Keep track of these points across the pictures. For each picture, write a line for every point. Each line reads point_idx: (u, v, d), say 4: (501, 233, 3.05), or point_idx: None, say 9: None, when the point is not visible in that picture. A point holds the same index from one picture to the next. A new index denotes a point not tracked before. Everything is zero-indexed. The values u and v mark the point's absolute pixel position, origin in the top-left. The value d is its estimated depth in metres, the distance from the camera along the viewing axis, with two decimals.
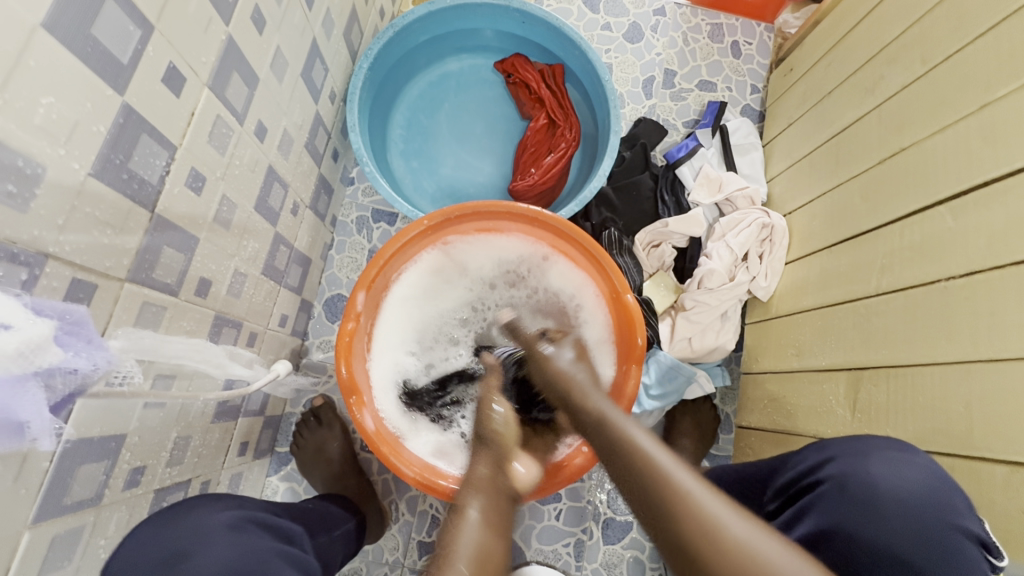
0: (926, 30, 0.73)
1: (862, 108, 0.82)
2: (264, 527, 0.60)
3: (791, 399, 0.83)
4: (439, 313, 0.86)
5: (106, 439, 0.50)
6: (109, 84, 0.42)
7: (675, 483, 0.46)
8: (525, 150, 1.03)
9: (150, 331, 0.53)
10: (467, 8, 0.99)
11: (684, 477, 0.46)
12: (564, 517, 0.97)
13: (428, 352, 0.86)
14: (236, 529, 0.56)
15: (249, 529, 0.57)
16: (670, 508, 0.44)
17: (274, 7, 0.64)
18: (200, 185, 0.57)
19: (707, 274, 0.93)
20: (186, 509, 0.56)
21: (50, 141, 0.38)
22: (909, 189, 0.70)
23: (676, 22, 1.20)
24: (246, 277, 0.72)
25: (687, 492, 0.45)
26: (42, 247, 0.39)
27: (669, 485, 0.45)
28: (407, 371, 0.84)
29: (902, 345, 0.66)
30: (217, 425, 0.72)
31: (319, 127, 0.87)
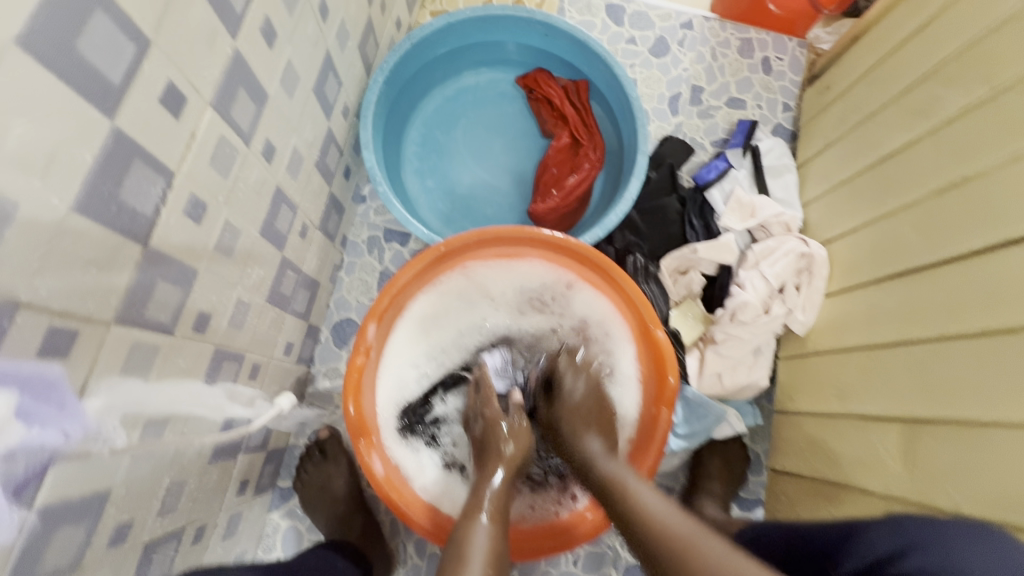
0: (990, 51, 0.67)
1: (914, 133, 0.76)
2: None
3: (834, 445, 0.77)
4: (452, 333, 0.79)
5: (87, 499, 0.45)
6: (97, 106, 0.37)
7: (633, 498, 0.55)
8: (546, 170, 0.98)
9: (140, 379, 0.47)
10: (488, 20, 0.94)
11: (638, 488, 0.56)
12: (582, 563, 0.91)
13: (436, 373, 0.78)
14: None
15: None
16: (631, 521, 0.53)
17: (287, 19, 0.59)
18: (200, 214, 0.52)
19: (741, 306, 0.87)
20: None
21: (24, 172, 0.33)
22: (976, 224, 0.64)
23: (703, 37, 1.15)
24: (250, 306, 0.67)
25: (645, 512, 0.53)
26: (12, 294, 0.34)
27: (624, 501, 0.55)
28: (410, 392, 0.76)
29: (970, 398, 0.59)
30: (215, 466, 0.67)
31: (331, 143, 0.82)
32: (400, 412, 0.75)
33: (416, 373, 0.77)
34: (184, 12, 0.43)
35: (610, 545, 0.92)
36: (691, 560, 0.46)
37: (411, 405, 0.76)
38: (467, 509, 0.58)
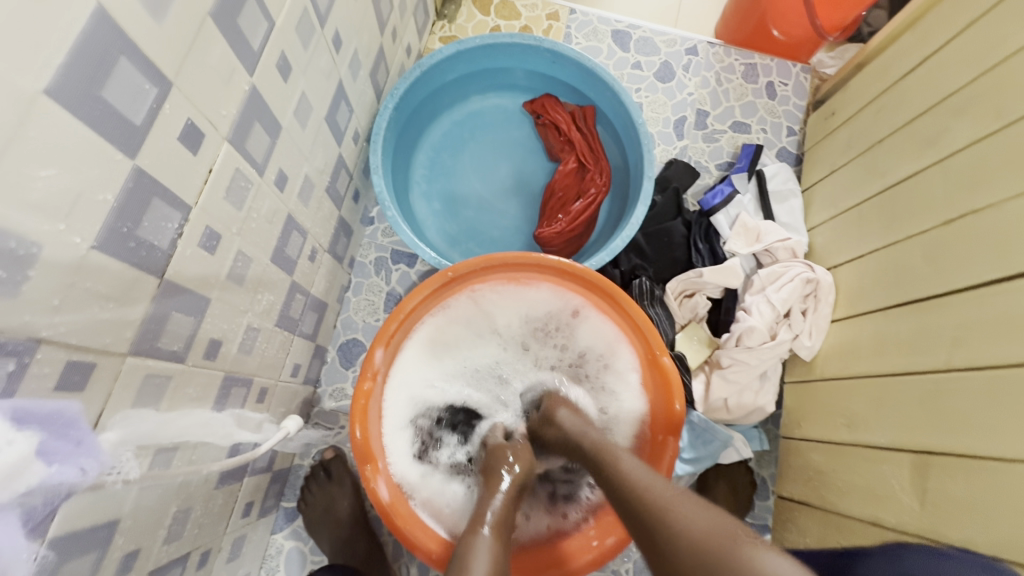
0: (995, 85, 0.68)
1: (920, 162, 0.77)
2: None
3: (842, 474, 0.76)
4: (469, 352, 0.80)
5: (97, 529, 0.45)
6: (120, 147, 0.38)
7: (614, 467, 0.56)
8: (553, 195, 0.99)
9: (151, 409, 0.48)
10: (497, 48, 0.96)
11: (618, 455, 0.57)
12: None
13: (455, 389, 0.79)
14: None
15: None
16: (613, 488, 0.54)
17: (302, 52, 0.61)
18: (214, 244, 0.53)
19: (747, 331, 0.87)
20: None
21: (47, 216, 0.34)
22: (982, 256, 0.64)
23: (708, 62, 1.16)
24: (259, 331, 0.68)
25: (623, 474, 0.54)
26: (33, 332, 0.35)
27: (606, 470, 0.56)
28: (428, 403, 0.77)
29: (979, 431, 0.59)
30: (220, 491, 0.67)
31: (341, 169, 0.83)
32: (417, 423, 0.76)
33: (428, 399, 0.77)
34: (204, 53, 0.44)
35: None
36: (661, 518, 0.47)
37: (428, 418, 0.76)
38: (472, 522, 0.57)
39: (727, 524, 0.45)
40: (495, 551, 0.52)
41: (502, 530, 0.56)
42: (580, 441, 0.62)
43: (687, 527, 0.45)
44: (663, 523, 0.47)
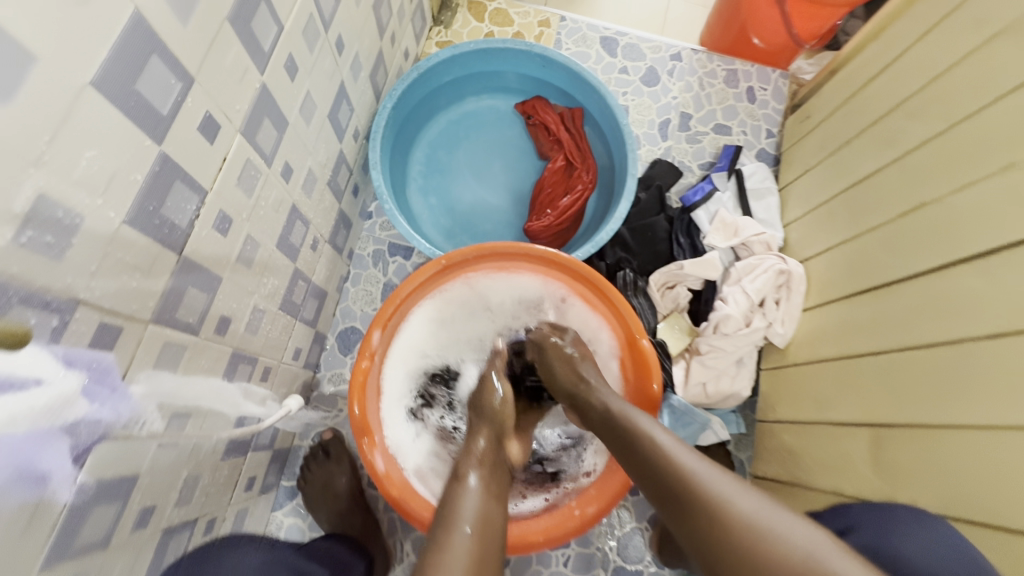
0: (946, 89, 0.74)
1: (881, 160, 0.83)
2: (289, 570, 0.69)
3: (810, 452, 0.81)
4: (461, 331, 0.85)
5: (119, 481, 0.50)
6: (149, 134, 0.43)
7: (653, 444, 0.55)
8: (542, 191, 1.05)
9: (170, 373, 0.53)
10: (490, 52, 1.02)
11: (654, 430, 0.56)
12: (571, 564, 0.95)
13: (446, 361, 0.84)
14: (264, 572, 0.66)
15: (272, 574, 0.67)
16: (653, 467, 0.53)
17: (307, 54, 0.66)
18: (226, 227, 0.58)
19: (723, 318, 0.92)
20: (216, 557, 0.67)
21: (89, 192, 0.39)
22: (933, 245, 0.70)
23: (692, 67, 1.22)
24: (264, 313, 0.73)
25: (664, 453, 0.53)
26: (74, 293, 0.40)
27: (643, 445, 0.55)
28: (422, 377, 0.81)
29: (930, 404, 0.64)
30: (226, 462, 0.72)
31: (342, 164, 0.88)
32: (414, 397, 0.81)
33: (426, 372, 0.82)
34: (222, 53, 0.50)
35: (599, 547, 0.96)
36: (714, 510, 0.47)
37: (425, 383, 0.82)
38: (455, 469, 0.59)
39: (801, 526, 0.44)
40: (484, 498, 0.55)
41: (489, 475, 0.58)
42: (606, 409, 0.62)
43: (752, 523, 0.45)
44: (718, 515, 0.46)
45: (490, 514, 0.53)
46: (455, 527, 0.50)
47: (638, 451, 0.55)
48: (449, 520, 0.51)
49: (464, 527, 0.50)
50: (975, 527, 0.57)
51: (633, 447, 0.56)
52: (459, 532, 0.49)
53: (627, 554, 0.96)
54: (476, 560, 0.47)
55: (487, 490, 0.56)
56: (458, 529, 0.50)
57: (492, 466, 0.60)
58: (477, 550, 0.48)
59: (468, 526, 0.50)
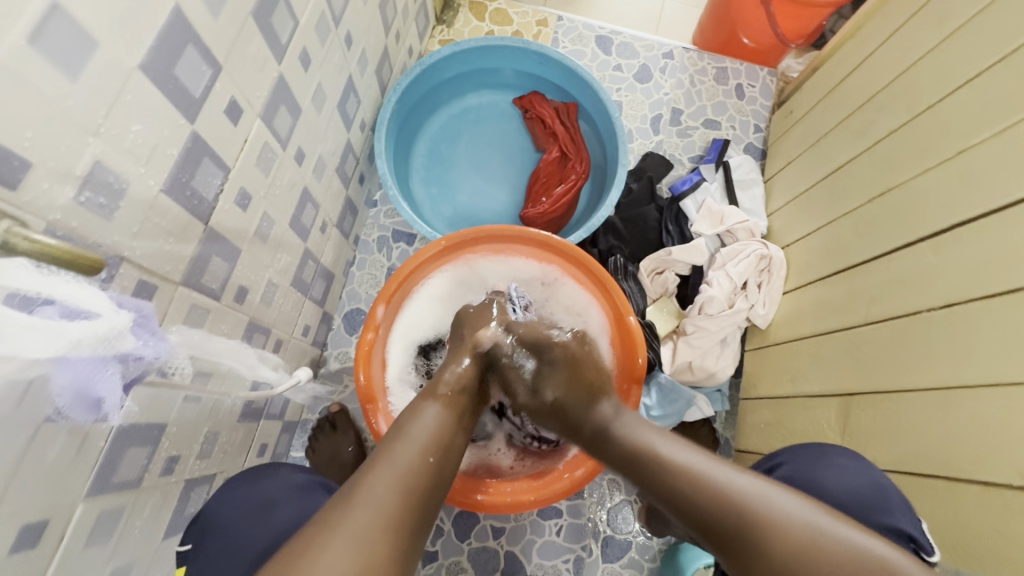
0: (911, 82, 0.80)
1: (854, 150, 0.88)
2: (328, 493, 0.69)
3: (785, 423, 0.87)
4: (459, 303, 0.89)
5: (150, 426, 0.55)
6: (183, 114, 0.49)
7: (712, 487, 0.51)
8: (538, 180, 1.11)
9: (197, 330, 0.59)
10: (490, 49, 1.07)
11: (707, 464, 0.53)
12: (563, 533, 1.00)
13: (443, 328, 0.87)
14: (304, 491, 0.66)
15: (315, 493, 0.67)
16: (720, 516, 0.49)
17: (320, 48, 0.72)
18: (246, 203, 0.64)
19: (707, 300, 0.98)
20: (261, 474, 0.68)
21: (134, 161, 0.45)
22: (898, 226, 0.75)
23: (683, 65, 1.28)
24: (277, 287, 0.79)
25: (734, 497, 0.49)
26: (120, 251, 0.46)
27: (702, 491, 0.51)
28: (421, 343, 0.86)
29: (891, 371, 0.70)
30: (242, 425, 0.77)
31: (349, 152, 0.94)
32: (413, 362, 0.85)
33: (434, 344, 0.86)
34: (246, 44, 0.56)
35: (590, 518, 1.01)
36: (811, 546, 0.45)
37: (426, 346, 0.86)
38: (429, 385, 0.63)
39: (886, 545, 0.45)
40: (443, 417, 0.59)
41: (457, 396, 0.62)
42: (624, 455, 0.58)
43: (844, 550, 0.45)
44: (817, 555, 0.45)
45: (447, 438, 0.57)
46: (409, 444, 0.54)
47: (697, 497, 0.51)
48: (399, 435, 0.55)
49: (416, 446, 0.54)
50: (932, 480, 0.62)
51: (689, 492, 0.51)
52: (413, 454, 0.53)
53: (616, 525, 1.01)
54: (421, 479, 0.51)
55: (449, 412, 0.60)
56: (413, 447, 0.54)
57: (464, 390, 0.64)
58: (423, 470, 0.52)
59: (429, 454, 0.54)
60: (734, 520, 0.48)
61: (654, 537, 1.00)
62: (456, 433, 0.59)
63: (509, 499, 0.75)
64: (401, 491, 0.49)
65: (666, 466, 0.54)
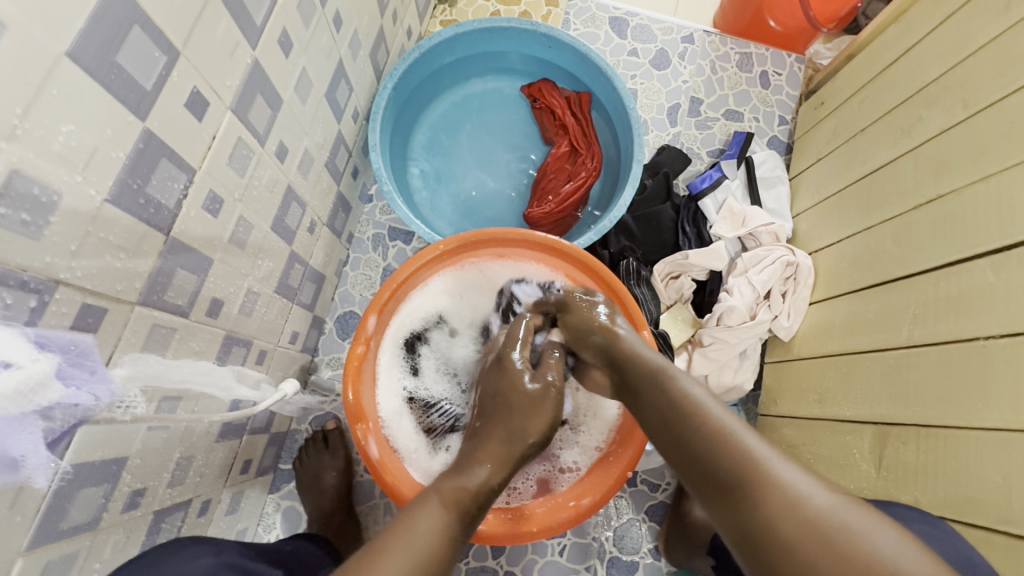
0: (968, 75, 0.71)
1: (896, 149, 0.80)
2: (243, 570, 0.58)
3: (810, 446, 0.81)
4: (451, 299, 0.82)
5: (107, 462, 0.49)
6: (131, 109, 0.42)
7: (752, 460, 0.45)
8: (544, 176, 1.02)
9: (158, 355, 0.52)
10: (495, 32, 0.98)
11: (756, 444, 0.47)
12: (567, 553, 0.94)
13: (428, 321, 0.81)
14: None
15: None
16: (738, 483, 0.45)
17: (302, 30, 0.64)
18: (217, 208, 0.56)
19: (727, 311, 0.90)
20: (165, 553, 0.55)
21: (67, 168, 0.38)
22: (949, 239, 0.67)
23: (704, 50, 1.18)
24: (259, 296, 0.71)
25: (769, 472, 0.44)
26: (54, 274, 0.39)
27: (743, 462, 0.45)
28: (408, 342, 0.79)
29: (935, 405, 0.63)
30: (221, 445, 0.70)
31: (340, 145, 0.86)
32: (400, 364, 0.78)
33: (420, 332, 0.81)
34: (210, 25, 0.47)
35: (595, 537, 0.95)
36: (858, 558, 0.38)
37: (411, 344, 0.80)
38: (437, 479, 0.54)
39: None
40: (448, 518, 0.50)
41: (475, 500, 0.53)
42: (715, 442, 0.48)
43: None
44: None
45: (445, 553, 0.49)
46: (404, 561, 0.46)
47: (732, 469, 0.46)
48: (392, 545, 0.47)
49: (408, 561, 0.47)
50: (989, 533, 0.54)
51: (726, 464, 0.46)
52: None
53: (623, 545, 0.95)
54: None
55: (451, 518, 0.50)
56: (406, 565, 0.46)
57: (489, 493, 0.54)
58: None
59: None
60: (764, 501, 0.43)
61: (662, 559, 0.95)
62: (461, 540, 0.51)
63: (510, 529, 0.68)
64: None
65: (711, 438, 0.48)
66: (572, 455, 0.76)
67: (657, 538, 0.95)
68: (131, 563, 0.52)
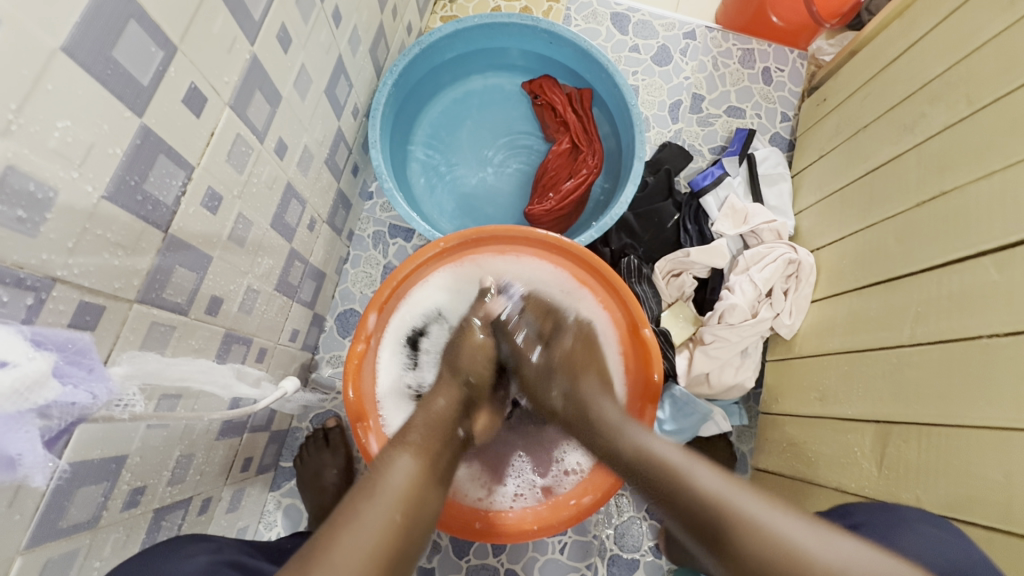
0: (972, 71, 0.70)
1: (899, 146, 0.79)
2: (242, 568, 0.58)
3: (812, 444, 0.80)
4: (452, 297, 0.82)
5: (107, 460, 0.49)
6: (128, 105, 0.41)
7: (720, 507, 0.48)
8: (545, 173, 1.02)
9: (157, 353, 0.52)
10: (495, 27, 0.97)
11: (716, 484, 0.50)
12: (568, 551, 0.94)
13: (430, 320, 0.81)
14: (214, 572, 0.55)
15: (226, 570, 0.56)
16: (736, 541, 0.46)
17: (302, 26, 0.63)
18: (216, 205, 0.56)
19: (729, 308, 0.90)
20: (164, 552, 0.55)
21: (64, 164, 0.38)
22: (953, 236, 0.67)
23: (706, 46, 1.17)
24: (259, 293, 0.71)
25: (765, 527, 0.46)
26: (51, 271, 0.39)
27: (733, 516, 0.47)
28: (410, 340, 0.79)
29: (938, 403, 0.63)
30: (221, 443, 0.70)
31: (340, 142, 0.86)
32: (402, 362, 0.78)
33: (420, 328, 0.81)
34: (207, 20, 0.47)
35: (596, 535, 0.95)
36: None
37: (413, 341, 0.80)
38: (398, 435, 0.58)
39: None
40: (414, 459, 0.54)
41: (431, 440, 0.58)
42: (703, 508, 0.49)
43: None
44: None
45: (420, 495, 0.51)
46: (375, 500, 0.48)
47: (723, 524, 0.47)
48: (366, 489, 0.49)
49: (380, 502, 0.48)
50: (991, 533, 0.54)
51: (718, 521, 0.48)
52: (380, 512, 0.47)
53: (624, 543, 0.95)
54: (388, 544, 0.46)
55: (424, 462, 0.54)
56: (380, 505, 0.48)
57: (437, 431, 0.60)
58: (392, 532, 0.47)
59: (397, 511, 0.48)
60: (746, 541, 0.46)
61: (663, 557, 0.94)
62: (432, 486, 0.53)
63: (510, 528, 0.69)
64: (367, 558, 0.44)
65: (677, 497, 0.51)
66: (576, 456, 0.76)
67: (658, 536, 0.95)
68: (130, 562, 0.52)
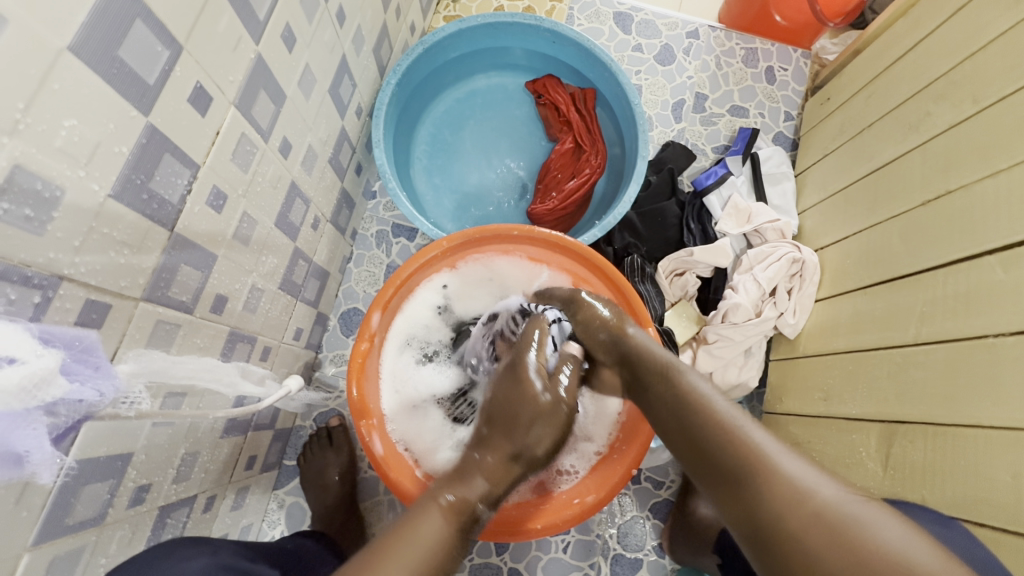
0: (977, 69, 0.70)
1: (904, 145, 0.79)
2: None
3: (816, 444, 0.80)
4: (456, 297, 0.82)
5: (112, 458, 0.49)
6: (134, 104, 0.42)
7: (755, 447, 0.46)
8: (548, 173, 1.02)
9: (162, 351, 0.52)
10: (498, 27, 0.98)
11: (762, 437, 0.47)
12: (571, 550, 0.94)
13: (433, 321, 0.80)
14: None
15: None
16: (749, 479, 0.45)
17: (306, 25, 0.64)
18: (221, 204, 0.56)
19: (732, 308, 0.89)
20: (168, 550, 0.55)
21: (70, 163, 0.38)
22: (958, 236, 0.67)
23: (709, 46, 1.17)
24: (263, 292, 0.71)
25: (773, 468, 0.44)
26: (57, 269, 0.39)
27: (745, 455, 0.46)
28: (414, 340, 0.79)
29: (942, 403, 0.63)
30: (226, 441, 0.70)
31: (344, 142, 0.86)
32: (406, 361, 0.78)
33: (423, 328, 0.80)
34: (212, 19, 0.47)
35: (599, 534, 0.95)
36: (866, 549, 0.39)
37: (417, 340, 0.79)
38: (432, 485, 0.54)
39: None
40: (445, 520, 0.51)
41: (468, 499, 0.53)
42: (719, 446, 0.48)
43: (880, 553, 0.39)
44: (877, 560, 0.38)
45: (446, 558, 0.49)
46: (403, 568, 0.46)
47: (736, 462, 0.46)
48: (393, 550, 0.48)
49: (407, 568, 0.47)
50: (996, 532, 0.54)
51: (731, 457, 0.46)
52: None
53: (627, 542, 0.95)
54: None
55: (456, 524, 0.51)
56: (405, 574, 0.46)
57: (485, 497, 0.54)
58: None
59: None
60: (757, 486, 0.44)
61: (666, 556, 0.94)
62: (459, 545, 0.51)
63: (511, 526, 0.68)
64: None
65: (723, 432, 0.48)
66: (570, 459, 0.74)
67: (662, 535, 0.95)
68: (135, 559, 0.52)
